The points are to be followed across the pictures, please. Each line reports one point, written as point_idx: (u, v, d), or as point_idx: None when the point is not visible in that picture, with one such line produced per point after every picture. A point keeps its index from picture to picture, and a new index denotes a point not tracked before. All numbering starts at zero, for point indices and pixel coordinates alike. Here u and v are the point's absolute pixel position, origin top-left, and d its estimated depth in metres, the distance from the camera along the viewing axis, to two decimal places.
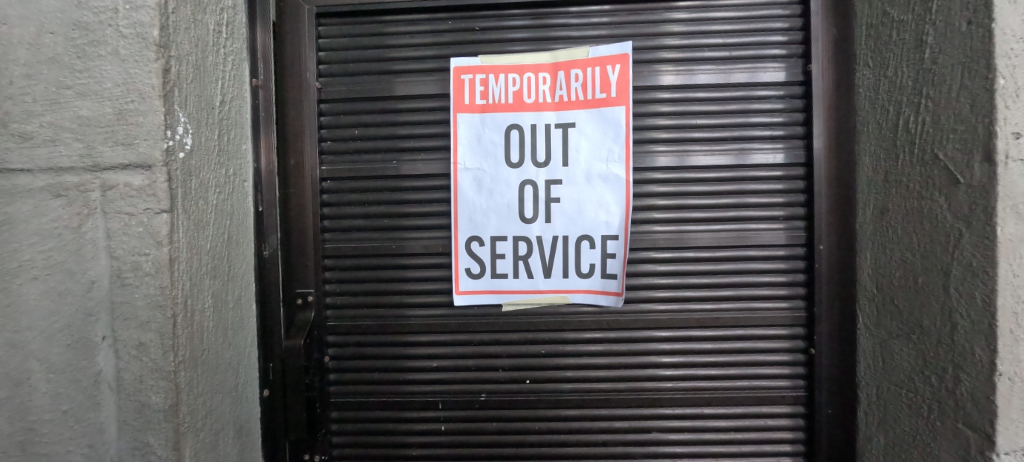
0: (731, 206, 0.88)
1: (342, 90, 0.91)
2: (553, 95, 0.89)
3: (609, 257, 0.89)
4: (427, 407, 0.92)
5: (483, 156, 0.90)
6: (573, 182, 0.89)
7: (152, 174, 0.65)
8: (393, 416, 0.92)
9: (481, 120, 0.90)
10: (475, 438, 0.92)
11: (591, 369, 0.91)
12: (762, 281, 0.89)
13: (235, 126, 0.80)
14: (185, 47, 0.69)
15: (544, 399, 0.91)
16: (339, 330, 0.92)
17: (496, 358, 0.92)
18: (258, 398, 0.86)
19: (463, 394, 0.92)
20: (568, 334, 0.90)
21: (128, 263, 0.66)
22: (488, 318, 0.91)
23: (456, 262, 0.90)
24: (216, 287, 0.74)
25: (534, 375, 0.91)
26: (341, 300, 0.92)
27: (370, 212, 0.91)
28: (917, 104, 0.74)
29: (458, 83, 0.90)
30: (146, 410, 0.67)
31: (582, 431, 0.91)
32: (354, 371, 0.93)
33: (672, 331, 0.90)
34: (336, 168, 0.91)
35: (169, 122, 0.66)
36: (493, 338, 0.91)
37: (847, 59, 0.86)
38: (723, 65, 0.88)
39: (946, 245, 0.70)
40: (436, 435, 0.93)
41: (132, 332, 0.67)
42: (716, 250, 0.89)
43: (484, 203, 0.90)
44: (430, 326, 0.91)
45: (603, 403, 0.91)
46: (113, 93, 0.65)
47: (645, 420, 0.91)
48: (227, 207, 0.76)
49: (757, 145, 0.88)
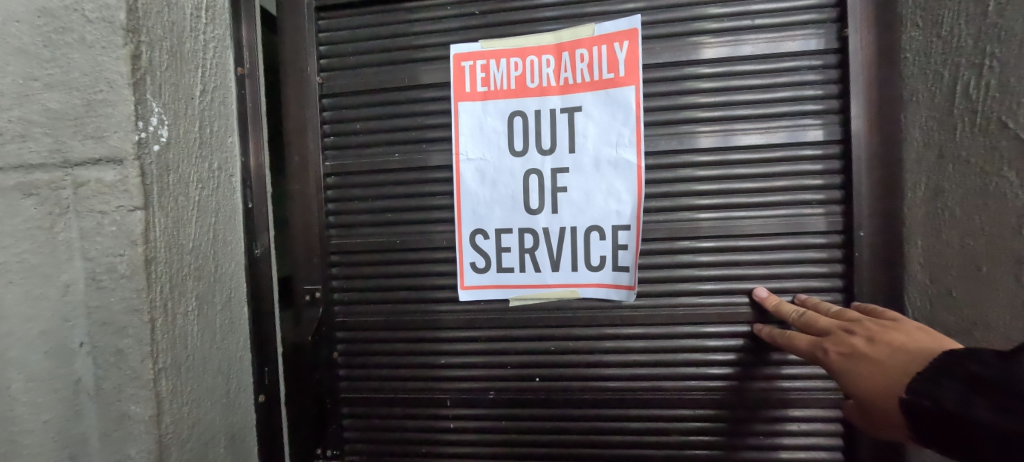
0: (757, 192, 0.79)
1: (341, 81, 0.86)
2: (558, 77, 0.82)
3: (620, 248, 0.82)
4: (433, 407, 0.87)
5: (486, 145, 0.83)
6: (581, 169, 0.82)
7: (124, 169, 0.60)
8: (403, 412, 0.88)
9: (482, 108, 0.84)
10: (484, 438, 0.86)
11: (607, 366, 0.84)
12: (795, 272, 0.79)
13: (220, 118, 0.75)
14: (157, 31, 0.64)
15: (556, 398, 0.85)
16: (345, 326, 0.88)
17: (504, 355, 0.85)
18: (254, 405, 0.80)
19: (470, 392, 0.86)
20: (581, 330, 0.83)
21: (103, 264, 0.62)
22: (495, 315, 0.85)
23: (460, 256, 0.85)
24: (201, 288, 0.69)
25: (544, 372, 0.85)
26: (349, 296, 0.88)
27: (372, 208, 0.86)
28: (981, 66, 0.64)
29: (458, 71, 0.84)
30: (126, 421, 0.63)
31: (597, 432, 0.84)
32: (361, 368, 0.89)
33: (694, 327, 0.82)
34: (338, 163, 0.87)
35: (141, 112, 0.61)
36: (500, 334, 0.85)
37: (888, 26, 0.76)
38: (747, 35, 0.79)
39: (1015, 228, 0.61)
40: (442, 434, 0.87)
41: (110, 338, 0.62)
42: (741, 240, 0.80)
43: (487, 195, 0.84)
44: (434, 321, 0.86)
45: (621, 406, 0.84)
46: (81, 83, 0.60)
47: (665, 421, 0.83)
48: (211, 203, 0.72)
49: (786, 122, 0.79)
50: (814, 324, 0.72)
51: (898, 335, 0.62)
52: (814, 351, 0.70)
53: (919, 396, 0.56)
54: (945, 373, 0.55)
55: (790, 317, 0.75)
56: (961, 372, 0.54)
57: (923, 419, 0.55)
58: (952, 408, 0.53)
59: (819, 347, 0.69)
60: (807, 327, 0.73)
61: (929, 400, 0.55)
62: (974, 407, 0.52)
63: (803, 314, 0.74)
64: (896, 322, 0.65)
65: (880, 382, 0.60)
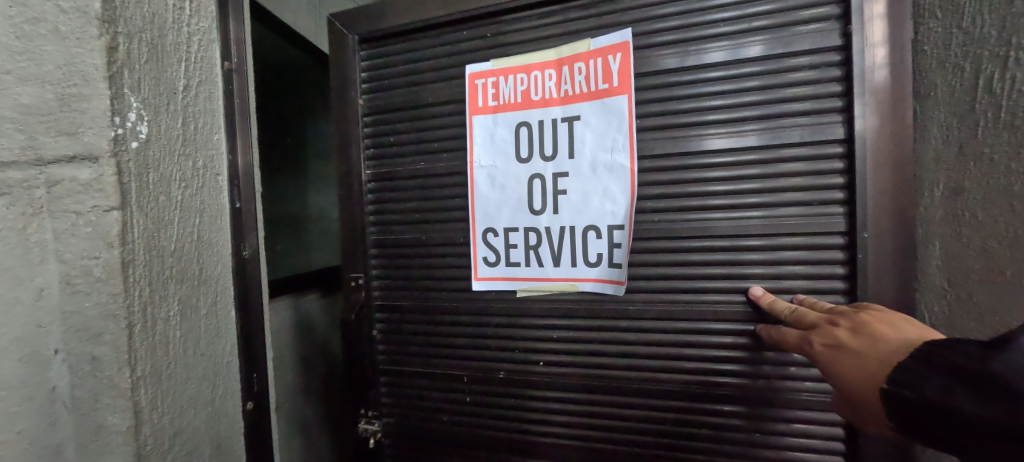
0: (751, 192, 0.77)
1: (381, 101, 0.94)
2: (559, 90, 0.83)
3: (615, 246, 0.81)
4: (453, 381, 0.94)
5: (495, 153, 0.86)
6: (579, 172, 0.82)
7: (99, 167, 0.58)
8: (429, 384, 0.95)
9: (493, 120, 0.87)
10: (492, 411, 0.92)
11: (602, 355, 0.85)
12: (789, 272, 0.76)
13: (205, 114, 0.71)
14: (137, 22, 0.61)
15: (556, 382, 0.88)
16: (384, 307, 0.96)
17: (511, 339, 0.89)
18: (242, 412, 0.77)
19: (479, 370, 0.92)
20: (576, 321, 0.85)
21: (78, 268, 0.59)
22: (506, 304, 0.89)
23: (473, 251, 0.89)
24: (185, 292, 0.66)
25: (546, 357, 0.88)
26: (388, 283, 0.96)
27: (407, 211, 0.93)
28: (1005, 57, 0.61)
29: (472, 88, 0.88)
30: (103, 432, 0.60)
31: (592, 416, 0.87)
32: (398, 344, 0.97)
33: (684, 324, 0.81)
34: (380, 171, 0.95)
35: (117, 107, 0.58)
36: (508, 320, 0.89)
37: (902, 20, 0.72)
38: (738, 38, 0.77)
39: None
40: (457, 404, 0.94)
41: (85, 345, 0.60)
42: (734, 239, 0.78)
43: (496, 197, 0.87)
44: (451, 304, 0.92)
45: (630, 395, 0.84)
46: (54, 77, 0.57)
47: (659, 412, 0.83)
48: (196, 203, 0.68)
49: (783, 122, 0.75)
50: (804, 319, 0.69)
51: (881, 326, 0.61)
52: (802, 345, 0.68)
53: (904, 388, 0.54)
54: (931, 365, 0.53)
55: (783, 313, 0.73)
56: (945, 364, 0.52)
57: (903, 409, 0.54)
58: (934, 399, 0.52)
59: (807, 341, 0.67)
60: (797, 322, 0.70)
61: (910, 391, 0.54)
62: (960, 399, 0.50)
63: (795, 309, 0.72)
64: (887, 316, 0.63)
65: (864, 376, 0.59)
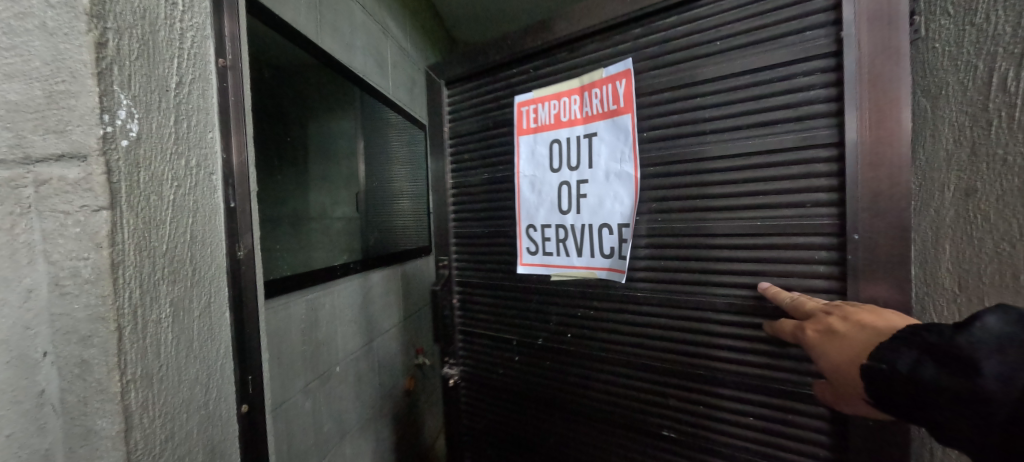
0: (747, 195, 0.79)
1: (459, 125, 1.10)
2: (581, 109, 0.92)
3: (625, 241, 0.88)
4: (506, 343, 1.07)
5: (532, 163, 0.97)
6: (594, 176, 0.91)
7: (87, 166, 0.56)
8: (491, 342, 1.09)
9: (533, 136, 0.97)
10: (533, 372, 1.04)
11: (617, 329, 0.92)
12: (782, 270, 0.77)
13: (198, 111, 0.68)
14: (127, 17, 0.59)
15: (581, 352, 0.96)
16: (464, 277, 1.12)
17: (549, 311, 1.00)
18: (236, 415, 0.75)
19: (523, 336, 1.04)
20: (598, 301, 0.93)
21: (66, 269, 0.58)
22: (546, 288, 0.99)
23: (518, 241, 1.01)
24: (177, 293, 0.64)
25: (575, 329, 0.97)
26: (466, 262, 1.11)
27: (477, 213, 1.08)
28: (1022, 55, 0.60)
29: (519, 114, 0.99)
30: (92, 436, 0.59)
31: (608, 384, 0.94)
32: (474, 307, 1.11)
33: (677, 309, 0.85)
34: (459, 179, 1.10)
35: (106, 104, 0.57)
36: (547, 294, 0.99)
37: (895, 25, 0.70)
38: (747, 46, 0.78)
39: None
40: (507, 363, 1.07)
41: (74, 348, 0.59)
42: (728, 239, 0.80)
43: (534, 199, 0.97)
44: (506, 277, 1.05)
45: (639, 368, 0.90)
46: (42, 73, 0.56)
47: (660, 384, 0.89)
48: (189, 203, 0.66)
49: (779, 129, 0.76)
50: (806, 307, 0.72)
51: (869, 314, 0.66)
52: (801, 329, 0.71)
53: (886, 363, 0.60)
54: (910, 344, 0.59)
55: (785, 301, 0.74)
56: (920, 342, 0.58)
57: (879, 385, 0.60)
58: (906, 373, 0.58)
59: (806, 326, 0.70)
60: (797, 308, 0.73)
61: (887, 363, 0.60)
62: None
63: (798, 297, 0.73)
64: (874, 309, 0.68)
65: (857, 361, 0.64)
